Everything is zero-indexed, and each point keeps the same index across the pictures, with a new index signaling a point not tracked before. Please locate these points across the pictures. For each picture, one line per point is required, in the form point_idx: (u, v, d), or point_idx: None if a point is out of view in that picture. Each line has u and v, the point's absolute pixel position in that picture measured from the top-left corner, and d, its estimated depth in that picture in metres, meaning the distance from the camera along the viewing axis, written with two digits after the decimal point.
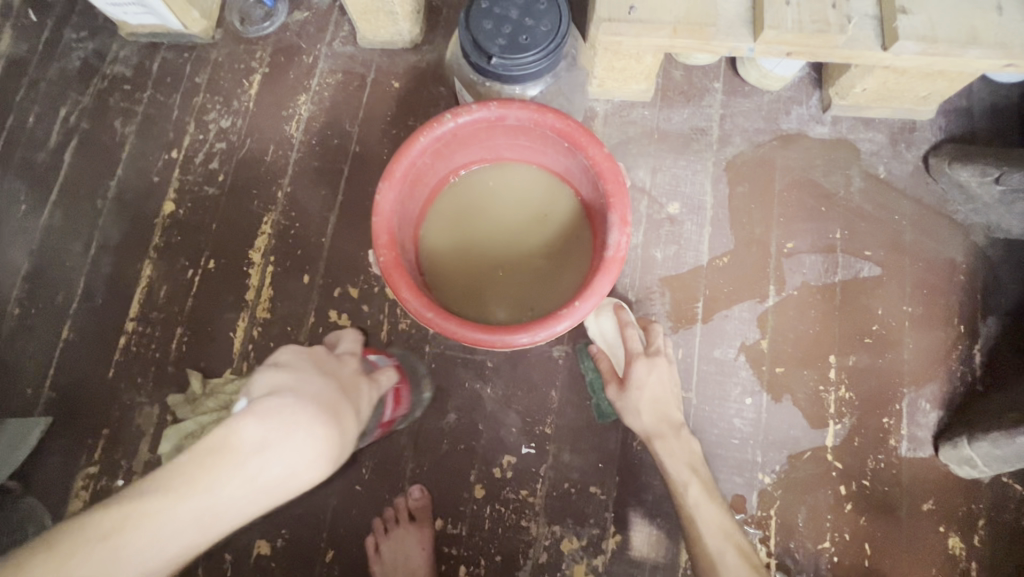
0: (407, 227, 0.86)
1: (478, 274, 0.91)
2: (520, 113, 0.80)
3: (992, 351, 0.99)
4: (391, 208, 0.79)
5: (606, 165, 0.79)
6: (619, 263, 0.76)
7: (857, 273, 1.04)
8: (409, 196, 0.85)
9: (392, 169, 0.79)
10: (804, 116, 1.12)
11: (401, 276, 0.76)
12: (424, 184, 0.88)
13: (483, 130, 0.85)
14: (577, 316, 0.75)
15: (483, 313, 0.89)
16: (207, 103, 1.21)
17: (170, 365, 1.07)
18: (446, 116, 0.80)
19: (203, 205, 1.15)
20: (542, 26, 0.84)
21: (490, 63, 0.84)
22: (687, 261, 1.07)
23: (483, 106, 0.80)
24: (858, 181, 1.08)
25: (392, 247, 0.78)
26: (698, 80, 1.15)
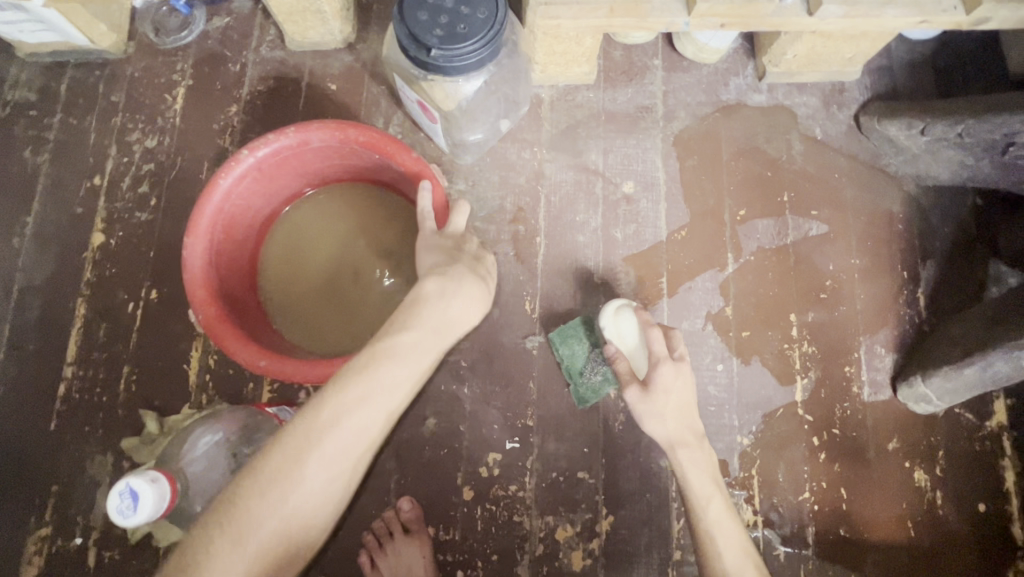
0: (231, 276, 0.83)
1: (324, 303, 0.89)
2: (322, 134, 0.80)
3: (934, 292, 1.06)
4: (201, 260, 0.76)
5: (417, 170, 0.81)
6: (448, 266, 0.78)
7: (806, 232, 1.08)
8: (226, 244, 0.81)
9: (196, 221, 0.76)
10: (742, 86, 1.15)
11: (229, 327, 0.74)
12: (248, 226, 0.85)
13: (290, 160, 0.84)
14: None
15: (342, 344, 0.87)
16: (127, 123, 1.12)
17: (120, 407, 0.99)
18: (243, 152, 0.78)
19: (136, 232, 1.07)
20: (478, 14, 0.82)
21: (430, 55, 0.81)
22: (647, 238, 1.08)
23: (278, 135, 0.79)
24: (798, 144, 1.13)
25: (215, 300, 0.75)
26: (637, 58, 1.16)
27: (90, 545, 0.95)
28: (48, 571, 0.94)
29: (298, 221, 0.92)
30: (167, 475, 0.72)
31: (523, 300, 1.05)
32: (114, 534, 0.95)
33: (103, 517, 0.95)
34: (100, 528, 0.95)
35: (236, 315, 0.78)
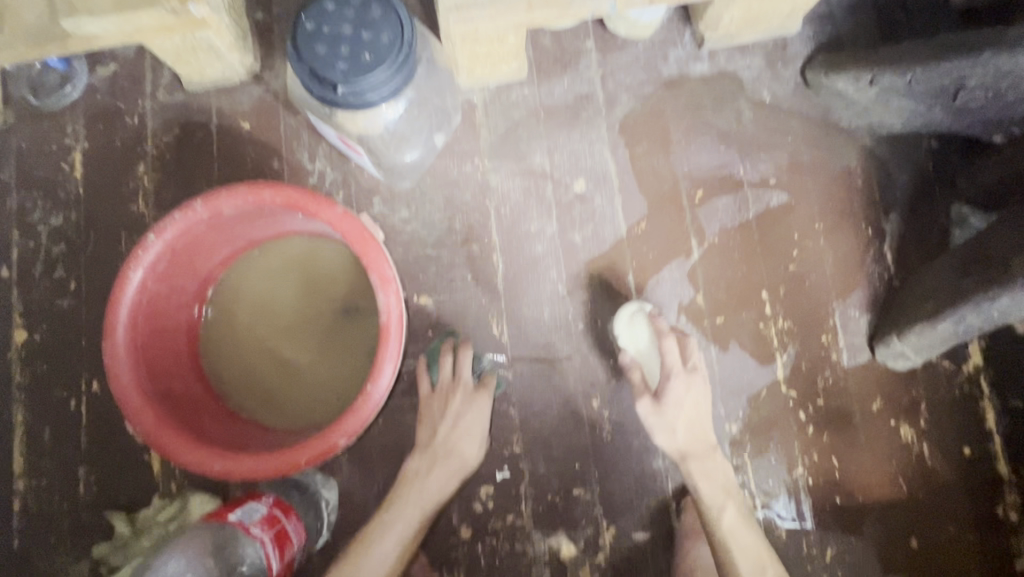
0: (170, 367, 0.76)
1: (276, 375, 0.82)
2: (233, 202, 0.72)
3: (899, 244, 1.04)
4: (127, 363, 0.68)
5: (346, 225, 0.72)
6: (397, 328, 0.71)
7: (767, 204, 1.05)
8: (156, 335, 0.74)
9: (112, 323, 0.68)
10: (682, 57, 1.08)
11: (172, 432, 0.67)
12: (177, 311, 0.78)
13: (208, 233, 0.75)
14: (376, 403, 0.70)
15: (304, 416, 0.80)
16: (25, 202, 1.01)
17: (85, 511, 0.93)
18: (149, 236, 0.70)
19: (60, 321, 0.98)
20: (382, 37, 0.74)
21: (337, 93, 0.73)
22: (608, 236, 1.04)
23: (186, 211, 0.71)
24: (747, 111, 1.07)
25: (152, 405, 0.68)
26: (568, 42, 1.08)
27: None
28: None
29: (233, 289, 0.83)
30: None
31: (490, 324, 1.00)
32: None
33: None
34: None
35: (180, 413, 0.72)
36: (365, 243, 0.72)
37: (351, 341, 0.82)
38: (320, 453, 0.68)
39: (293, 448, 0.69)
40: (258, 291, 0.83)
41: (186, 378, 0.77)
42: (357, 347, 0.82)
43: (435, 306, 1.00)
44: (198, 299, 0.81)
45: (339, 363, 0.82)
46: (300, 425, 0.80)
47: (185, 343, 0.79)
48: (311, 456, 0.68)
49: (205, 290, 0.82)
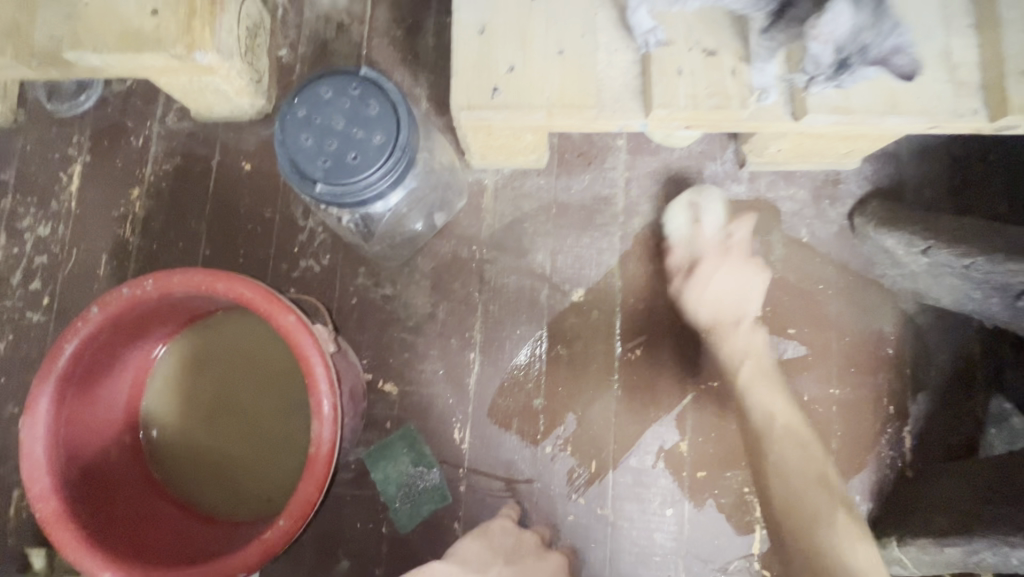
0: (98, 437, 0.73)
1: (210, 457, 0.78)
2: (185, 286, 0.68)
3: (923, 431, 0.92)
4: (43, 439, 0.65)
5: (295, 334, 0.67)
6: (324, 460, 0.64)
7: (780, 354, 0.95)
8: (87, 404, 0.71)
9: (37, 394, 0.65)
10: (718, 174, 0.99)
11: (70, 527, 0.64)
12: (116, 377, 0.75)
13: (159, 307, 0.72)
14: (284, 537, 0.63)
15: (227, 508, 0.77)
16: (18, 206, 1.00)
17: (9, 536, 0.91)
18: (93, 309, 0.67)
19: (28, 336, 0.97)
20: (374, 137, 0.68)
21: (316, 190, 0.67)
22: (598, 355, 0.95)
23: (135, 288, 0.67)
24: (779, 247, 0.97)
25: (59, 491, 0.65)
26: (598, 137, 1.00)
27: None
28: None
29: (184, 357, 0.80)
30: None
31: (452, 426, 0.93)
32: None
33: None
34: None
35: (92, 495, 0.68)
36: (310, 357, 0.66)
37: (293, 438, 0.78)
38: None
39: (192, 567, 0.64)
40: (209, 364, 0.80)
41: (114, 448, 0.74)
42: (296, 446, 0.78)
43: (400, 397, 0.94)
44: (145, 363, 0.78)
45: (275, 457, 0.78)
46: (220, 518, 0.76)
47: (121, 408, 0.77)
48: None
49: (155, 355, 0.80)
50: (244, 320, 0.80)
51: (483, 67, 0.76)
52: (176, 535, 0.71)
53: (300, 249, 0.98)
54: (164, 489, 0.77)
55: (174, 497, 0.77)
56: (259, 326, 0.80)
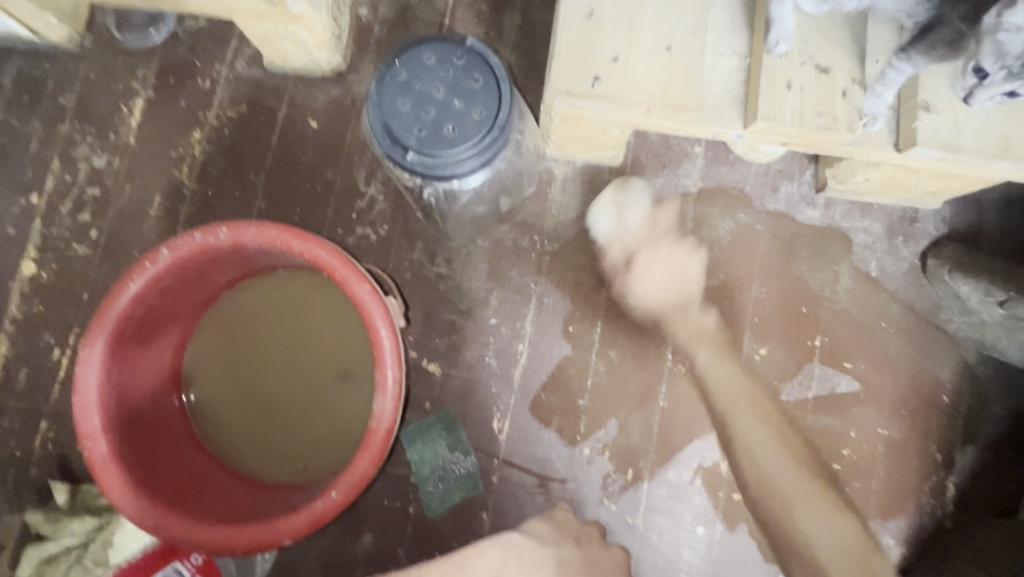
0: (147, 381, 0.71)
1: (251, 416, 0.76)
2: (259, 239, 0.65)
3: (966, 484, 0.91)
4: (98, 376, 0.64)
5: (367, 304, 0.64)
6: (383, 438, 0.62)
7: (832, 387, 0.93)
8: (140, 346, 0.69)
9: (96, 330, 0.64)
10: (794, 195, 0.96)
11: (116, 470, 0.62)
12: (171, 321, 0.73)
13: (226, 257, 0.70)
14: (334, 510, 0.61)
15: (264, 469, 0.75)
16: (75, 134, 0.97)
17: (33, 467, 0.90)
18: (162, 250, 0.65)
19: (72, 267, 0.94)
20: (474, 114, 0.66)
21: (406, 158, 0.65)
22: (648, 363, 0.93)
23: (208, 234, 0.65)
24: (846, 279, 0.95)
25: (108, 432, 0.63)
26: (676, 141, 0.97)
27: None
28: None
29: (237, 309, 0.78)
30: None
31: (492, 416, 0.91)
32: None
33: None
34: None
35: (137, 440, 0.67)
36: (380, 330, 0.64)
37: (338, 408, 0.76)
38: (260, 545, 0.61)
39: (235, 528, 0.62)
40: (260, 320, 0.78)
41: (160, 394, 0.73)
42: (341, 416, 0.76)
43: (443, 379, 0.92)
44: (198, 311, 0.77)
45: (318, 425, 0.76)
46: (257, 478, 0.74)
47: (170, 353, 0.75)
48: (250, 542, 0.62)
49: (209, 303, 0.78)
50: (303, 281, 0.77)
51: (586, 54, 0.73)
52: (215, 490, 0.70)
53: (358, 215, 0.95)
54: (203, 442, 0.76)
55: (213, 451, 0.76)
56: (319, 289, 0.77)
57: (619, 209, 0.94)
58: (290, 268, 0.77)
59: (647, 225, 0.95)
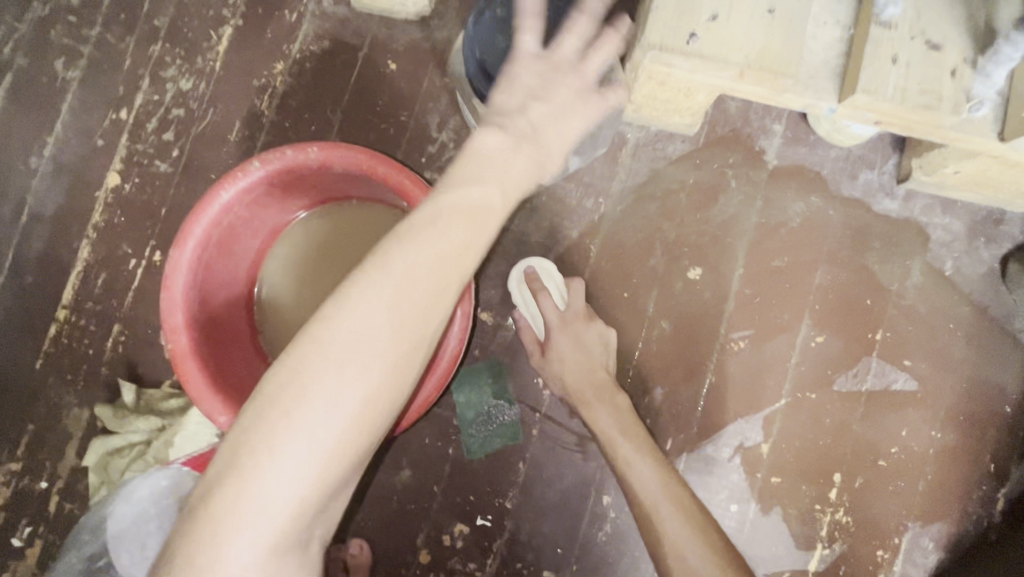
0: (223, 289, 0.74)
1: None
2: (347, 162, 0.67)
3: (1018, 497, 0.88)
4: (185, 276, 0.67)
5: None
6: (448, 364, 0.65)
7: (888, 383, 0.90)
8: (222, 254, 0.72)
9: (187, 231, 0.67)
10: (872, 184, 0.93)
11: (196, 364, 0.66)
12: (252, 235, 0.76)
13: (310, 177, 0.72)
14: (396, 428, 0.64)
15: None
16: (165, 55, 1.00)
17: (104, 365, 0.96)
18: (254, 162, 0.67)
19: (153, 182, 0.99)
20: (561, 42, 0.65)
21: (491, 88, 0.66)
22: (701, 337, 0.92)
23: (299, 152, 0.68)
24: (917, 275, 0.91)
25: (190, 328, 0.67)
26: (756, 117, 0.95)
27: (53, 493, 0.95)
28: (8, 506, 0.94)
29: (308, 232, 0.81)
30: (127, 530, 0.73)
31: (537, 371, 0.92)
32: (78, 489, 0.94)
33: (71, 469, 0.95)
34: (66, 479, 0.94)
35: (212, 341, 0.70)
36: None
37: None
38: None
39: None
40: (329, 245, 0.80)
41: (232, 304, 0.76)
42: None
43: (494, 329, 0.93)
44: (273, 230, 0.79)
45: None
46: None
47: (246, 266, 0.79)
48: None
49: (284, 224, 0.81)
50: (374, 211, 0.79)
51: (685, 9, 0.71)
52: None
53: (427, 160, 0.96)
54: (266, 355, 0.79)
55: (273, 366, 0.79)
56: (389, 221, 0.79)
57: (535, 288, 0.90)
58: (364, 199, 0.79)
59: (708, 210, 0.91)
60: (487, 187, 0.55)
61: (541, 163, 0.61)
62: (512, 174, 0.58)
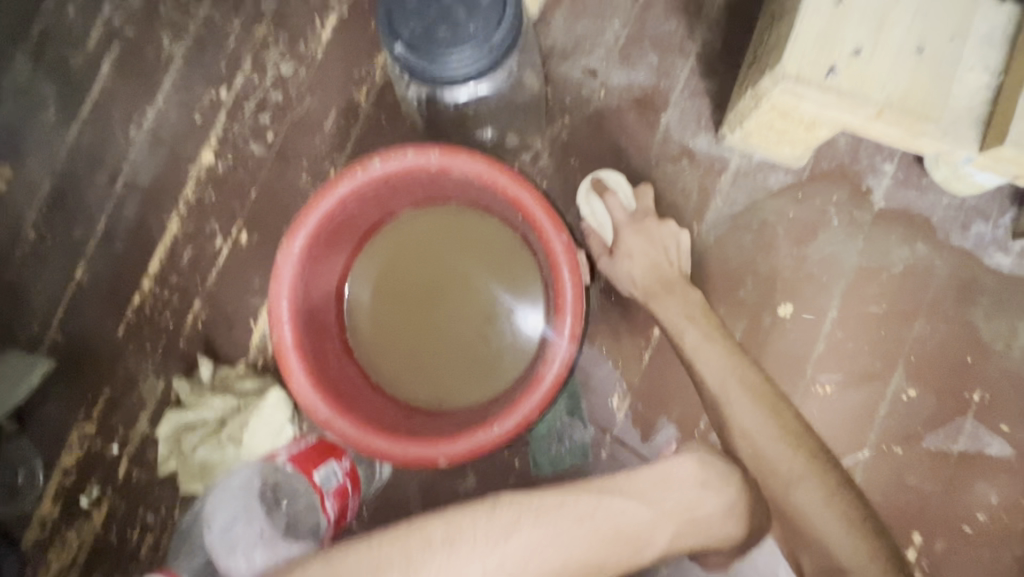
0: (321, 283, 0.74)
1: (402, 337, 0.79)
2: (467, 168, 0.67)
3: None
4: (295, 267, 0.67)
5: (559, 254, 0.66)
6: (553, 384, 0.64)
7: (981, 448, 0.86)
8: (326, 248, 0.72)
9: (301, 223, 0.67)
10: (984, 237, 0.89)
11: (297, 359, 0.66)
12: (355, 230, 0.76)
13: (423, 180, 0.72)
14: (493, 444, 0.64)
15: (404, 387, 0.78)
16: (268, 38, 1.01)
17: (182, 340, 0.97)
18: (374, 160, 0.67)
19: (246, 164, 0.99)
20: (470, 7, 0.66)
21: (443, 42, 0.66)
22: (786, 377, 0.89)
23: (419, 155, 0.67)
24: (1023, 337, 0.87)
25: (293, 320, 0.67)
26: (866, 155, 0.91)
27: (123, 458, 0.97)
28: (80, 466, 0.97)
29: (407, 232, 0.80)
30: (220, 534, 0.72)
31: (612, 393, 0.90)
32: (146, 457, 0.96)
33: (142, 438, 0.97)
34: (136, 446, 0.96)
35: (312, 336, 0.71)
36: (566, 284, 0.66)
37: (485, 349, 0.78)
38: (417, 462, 0.64)
39: (397, 440, 0.65)
40: (430, 248, 0.79)
41: (326, 298, 0.76)
42: (485, 357, 0.78)
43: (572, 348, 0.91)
44: (372, 227, 0.78)
45: (463, 360, 0.78)
46: (398, 398, 0.77)
47: (342, 262, 0.78)
48: (408, 458, 0.64)
49: (383, 221, 0.79)
50: (476, 219, 0.78)
51: (829, 39, 0.68)
52: (366, 400, 0.73)
53: (521, 168, 0.95)
54: (353, 351, 0.79)
55: (359, 362, 0.79)
56: (489, 229, 0.78)
57: (603, 195, 0.90)
58: (466, 206, 0.78)
59: (795, 252, 0.91)
60: (648, 506, 0.72)
61: (690, 508, 0.73)
62: (678, 503, 0.73)
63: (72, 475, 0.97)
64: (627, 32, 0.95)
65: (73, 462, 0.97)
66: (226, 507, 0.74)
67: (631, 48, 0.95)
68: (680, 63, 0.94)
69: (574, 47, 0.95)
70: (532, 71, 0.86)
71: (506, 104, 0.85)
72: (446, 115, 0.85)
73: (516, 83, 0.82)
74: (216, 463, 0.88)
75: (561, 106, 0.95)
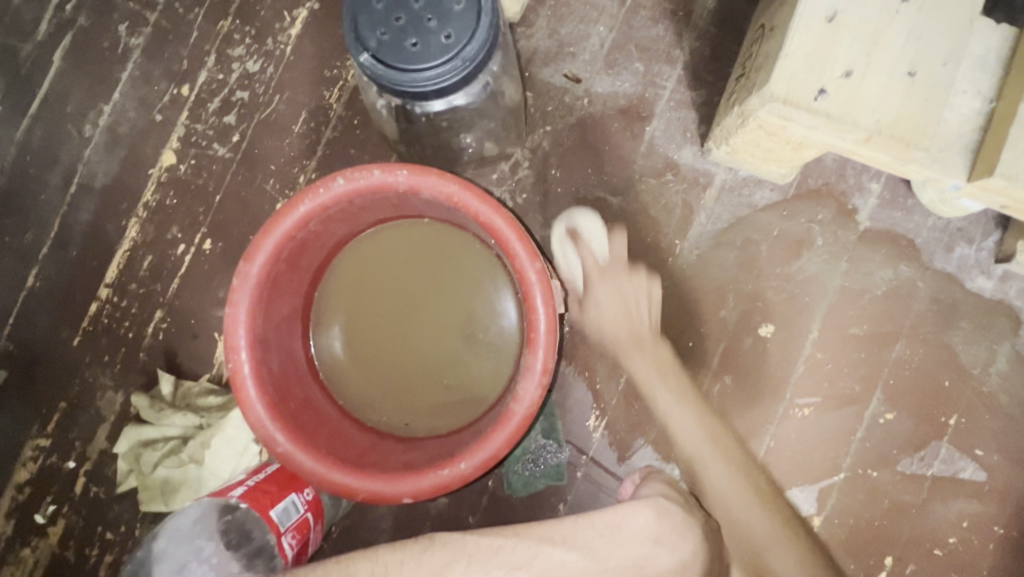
0: (283, 304, 0.70)
1: (371, 358, 0.76)
2: (436, 189, 0.64)
3: None
4: (252, 292, 0.63)
5: (531, 282, 0.63)
6: (523, 419, 0.62)
7: (955, 471, 0.86)
8: (288, 269, 0.69)
9: (259, 245, 0.63)
10: (968, 260, 0.87)
11: (254, 389, 0.63)
12: (319, 248, 0.72)
13: (391, 198, 0.68)
14: (460, 480, 0.62)
15: (371, 410, 0.75)
16: (233, 33, 0.95)
17: (142, 351, 0.93)
18: (337, 180, 0.64)
19: (209, 167, 0.94)
20: (439, 14, 0.62)
21: (413, 52, 0.62)
22: (765, 398, 0.88)
23: (386, 174, 0.64)
24: (1002, 362, 0.87)
25: (251, 348, 0.63)
26: (853, 172, 0.89)
27: (80, 474, 0.92)
28: (34, 482, 0.92)
29: (376, 247, 0.76)
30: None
31: (588, 414, 0.88)
32: (105, 473, 0.92)
33: (100, 453, 0.93)
34: (94, 462, 0.92)
35: (271, 361, 0.67)
36: (538, 315, 0.63)
37: (457, 371, 0.75)
38: (379, 498, 0.62)
39: (359, 474, 0.62)
40: (401, 264, 0.76)
41: (289, 319, 0.72)
42: (456, 380, 0.75)
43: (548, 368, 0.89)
44: (339, 243, 0.75)
45: (434, 383, 0.75)
46: (365, 422, 0.75)
47: (307, 280, 0.75)
48: (371, 494, 0.62)
49: (350, 238, 0.76)
50: (449, 236, 0.75)
51: (818, 60, 0.65)
52: (329, 428, 0.70)
53: (499, 177, 0.91)
54: (319, 373, 0.76)
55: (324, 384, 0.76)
56: (462, 247, 0.75)
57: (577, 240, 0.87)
58: (438, 223, 0.75)
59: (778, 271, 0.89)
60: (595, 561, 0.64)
61: (638, 564, 0.64)
62: (626, 559, 0.65)
63: (26, 491, 0.92)
64: (612, 37, 0.91)
65: (27, 477, 0.92)
66: (173, 553, 0.70)
67: (616, 54, 0.91)
68: (667, 72, 0.91)
69: (557, 51, 0.91)
70: (511, 81, 0.82)
71: (483, 113, 0.81)
72: (420, 125, 0.81)
73: (494, 93, 0.78)
74: (178, 482, 0.85)
75: (542, 114, 0.91)
